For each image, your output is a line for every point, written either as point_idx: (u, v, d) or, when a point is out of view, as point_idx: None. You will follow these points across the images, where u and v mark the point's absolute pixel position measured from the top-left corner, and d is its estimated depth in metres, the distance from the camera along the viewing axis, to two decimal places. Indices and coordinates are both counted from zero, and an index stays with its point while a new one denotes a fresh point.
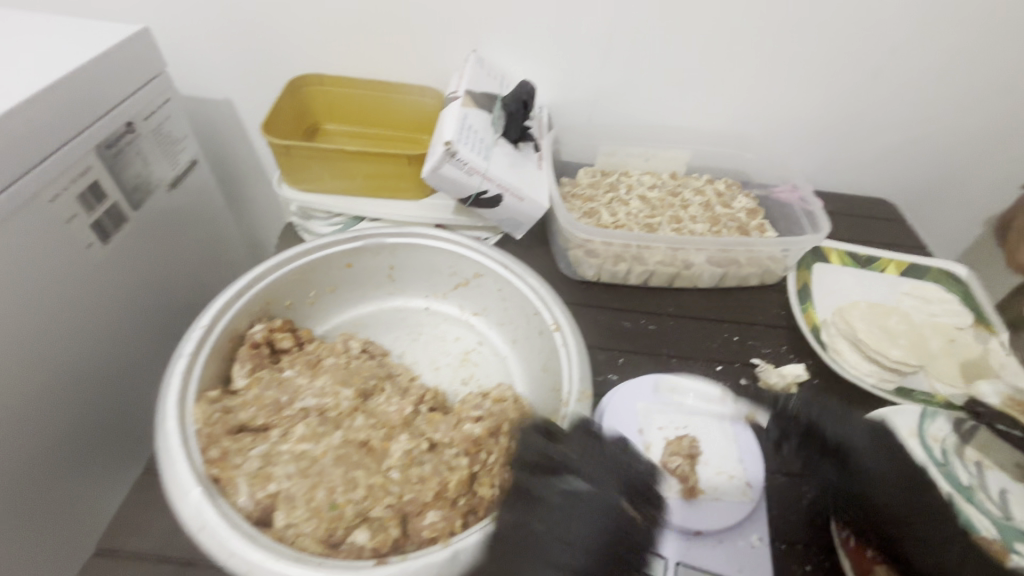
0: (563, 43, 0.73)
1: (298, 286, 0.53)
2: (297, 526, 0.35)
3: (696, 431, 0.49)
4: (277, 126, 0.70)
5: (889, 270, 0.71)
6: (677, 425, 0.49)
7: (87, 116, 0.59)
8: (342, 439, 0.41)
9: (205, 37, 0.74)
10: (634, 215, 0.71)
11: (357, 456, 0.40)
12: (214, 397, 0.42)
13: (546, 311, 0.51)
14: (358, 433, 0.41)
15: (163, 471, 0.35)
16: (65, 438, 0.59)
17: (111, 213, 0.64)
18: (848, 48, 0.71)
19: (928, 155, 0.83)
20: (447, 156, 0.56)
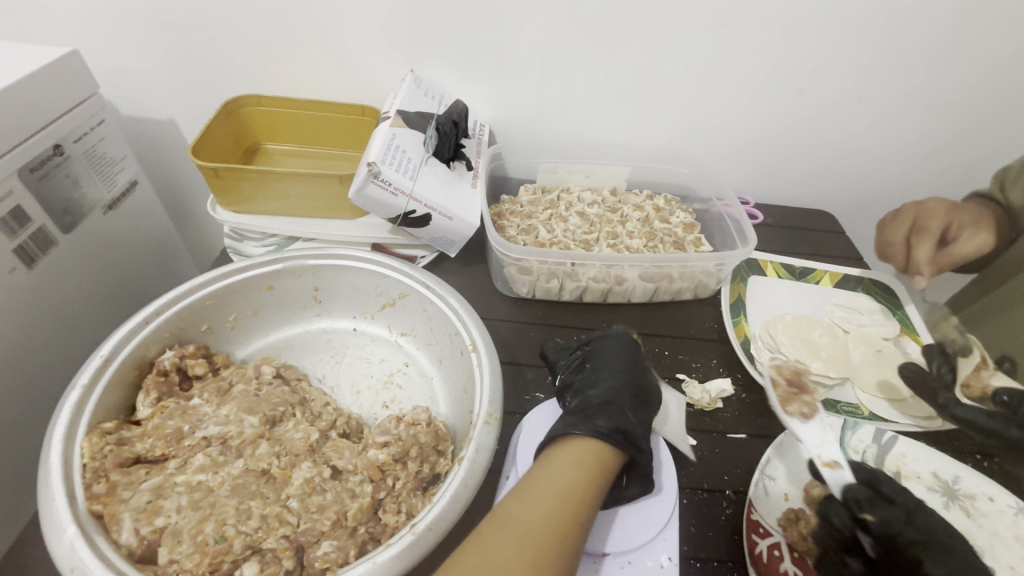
0: (501, 64, 0.74)
1: (216, 310, 0.52)
2: (182, 561, 0.34)
3: None
4: (211, 147, 0.70)
5: (822, 282, 0.73)
6: None
7: (9, 140, 0.58)
8: (242, 467, 0.40)
9: (144, 59, 0.74)
10: (571, 231, 0.72)
11: (255, 485, 0.39)
12: (110, 429, 0.41)
13: (465, 331, 0.51)
14: (260, 460, 0.41)
15: (42, 509, 0.34)
16: None
17: (37, 237, 0.63)
18: (779, 66, 0.73)
19: (865, 168, 0.85)
20: (370, 177, 0.56)
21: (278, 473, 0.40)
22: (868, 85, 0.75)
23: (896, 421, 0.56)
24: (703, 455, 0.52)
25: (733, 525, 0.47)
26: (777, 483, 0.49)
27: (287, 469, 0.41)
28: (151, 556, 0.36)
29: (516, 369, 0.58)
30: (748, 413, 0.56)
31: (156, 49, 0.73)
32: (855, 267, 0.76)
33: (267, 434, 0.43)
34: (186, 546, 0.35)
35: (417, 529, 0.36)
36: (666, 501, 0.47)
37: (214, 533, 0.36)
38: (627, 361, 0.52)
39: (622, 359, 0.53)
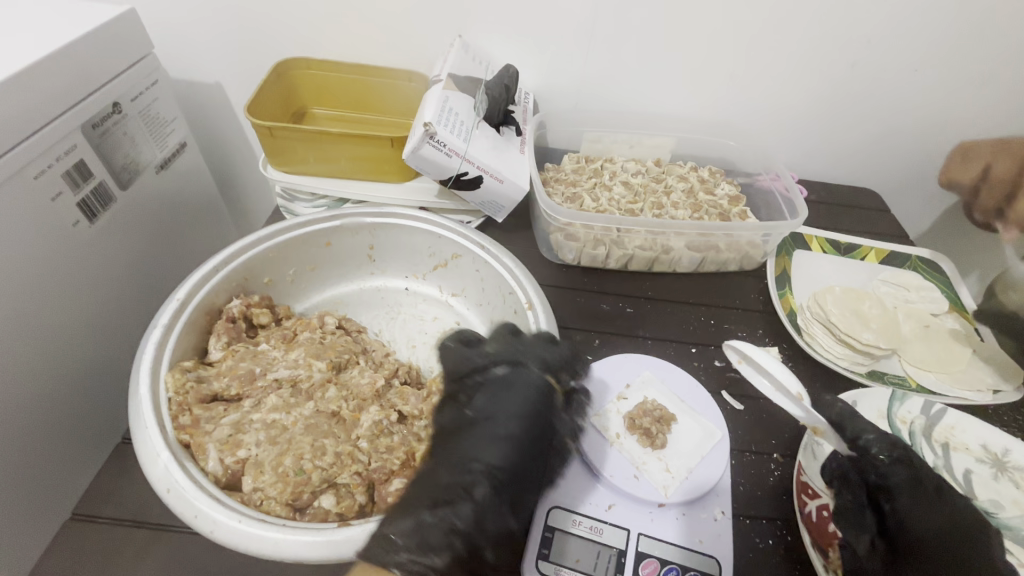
0: (547, 31, 0.73)
1: (277, 263, 0.54)
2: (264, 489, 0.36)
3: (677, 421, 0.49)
4: (262, 108, 0.71)
5: (868, 258, 0.72)
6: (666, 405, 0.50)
7: (73, 96, 0.60)
8: (312, 408, 0.42)
9: (196, 22, 0.75)
10: (616, 200, 0.72)
11: (327, 425, 0.41)
12: (188, 367, 0.43)
13: (520, 290, 0.51)
14: (326, 402, 0.43)
15: (135, 434, 0.37)
16: (55, 412, 0.59)
17: (98, 192, 0.65)
18: (834, 35, 0.71)
19: (913, 144, 0.83)
20: (426, 138, 0.57)
21: (347, 414, 0.42)
22: (924, 57, 0.73)
23: (946, 395, 0.56)
24: (751, 420, 0.52)
25: (782, 486, 0.48)
26: None
27: (355, 411, 0.42)
28: (235, 484, 0.38)
29: (564, 332, 0.59)
30: (795, 381, 0.56)
31: (207, 12, 0.74)
32: (902, 244, 0.75)
33: (334, 378, 0.45)
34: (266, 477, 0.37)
35: None
36: (721, 456, 0.47)
37: (293, 463, 0.38)
38: (521, 408, 0.39)
39: (516, 417, 0.39)
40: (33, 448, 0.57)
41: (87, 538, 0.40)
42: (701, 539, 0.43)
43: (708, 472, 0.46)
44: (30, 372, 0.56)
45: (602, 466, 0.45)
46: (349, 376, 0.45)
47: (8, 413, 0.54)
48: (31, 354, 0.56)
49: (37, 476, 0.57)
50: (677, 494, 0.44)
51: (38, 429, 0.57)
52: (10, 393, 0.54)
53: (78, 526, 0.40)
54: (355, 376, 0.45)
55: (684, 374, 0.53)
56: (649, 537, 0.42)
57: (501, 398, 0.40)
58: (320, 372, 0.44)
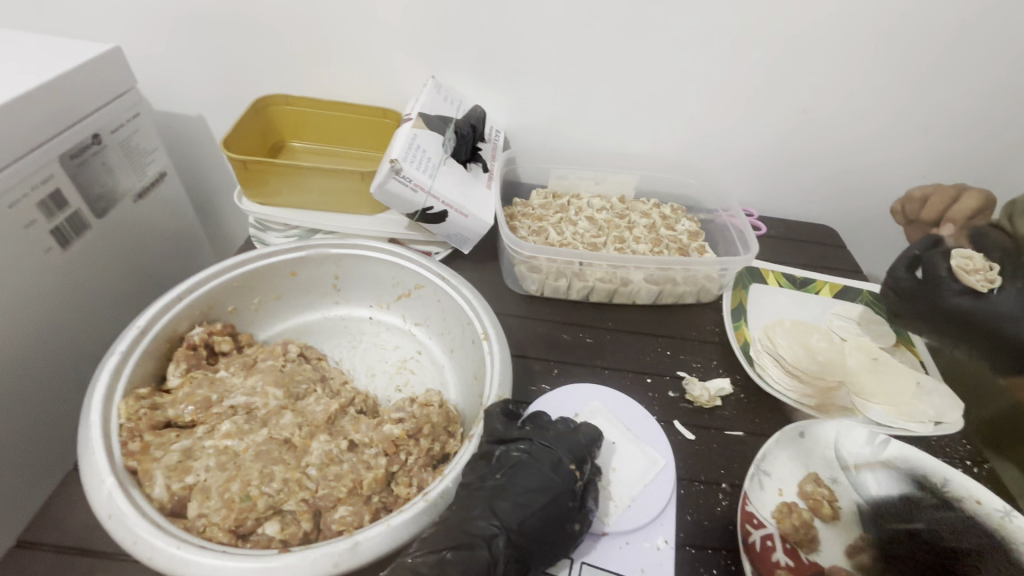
0: (514, 72, 0.77)
1: (242, 292, 0.55)
2: (465, 571, 0.35)
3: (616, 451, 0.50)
4: (240, 142, 0.73)
5: (823, 292, 0.75)
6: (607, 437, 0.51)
7: (52, 127, 0.62)
8: (526, 474, 0.41)
9: (180, 59, 0.78)
10: (580, 234, 0.74)
11: (551, 489, 0.40)
12: (143, 394, 0.43)
13: (478, 323, 0.53)
14: (526, 465, 0.41)
15: (82, 460, 0.37)
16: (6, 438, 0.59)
17: (72, 220, 0.67)
18: (782, 83, 0.77)
19: (865, 184, 0.88)
20: (392, 174, 0.59)
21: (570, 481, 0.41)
22: (868, 105, 0.78)
23: (893, 425, 0.58)
24: (701, 449, 0.54)
25: (727, 516, 0.49)
26: (772, 479, 0.52)
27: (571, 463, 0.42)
28: (180, 510, 0.38)
29: (523, 361, 0.60)
30: (746, 412, 0.58)
31: (194, 51, 0.77)
32: (854, 279, 0.78)
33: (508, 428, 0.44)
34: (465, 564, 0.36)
35: (428, 497, 0.39)
36: (663, 484, 0.47)
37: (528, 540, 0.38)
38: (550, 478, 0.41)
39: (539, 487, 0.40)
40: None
41: (30, 567, 0.39)
42: (643, 569, 0.43)
43: (648, 507, 0.46)
44: None
45: None
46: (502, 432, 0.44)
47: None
48: None
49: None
50: (608, 525, 0.45)
51: None
52: None
53: (21, 556, 0.40)
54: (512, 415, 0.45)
55: (624, 400, 0.54)
56: (592, 566, 0.43)
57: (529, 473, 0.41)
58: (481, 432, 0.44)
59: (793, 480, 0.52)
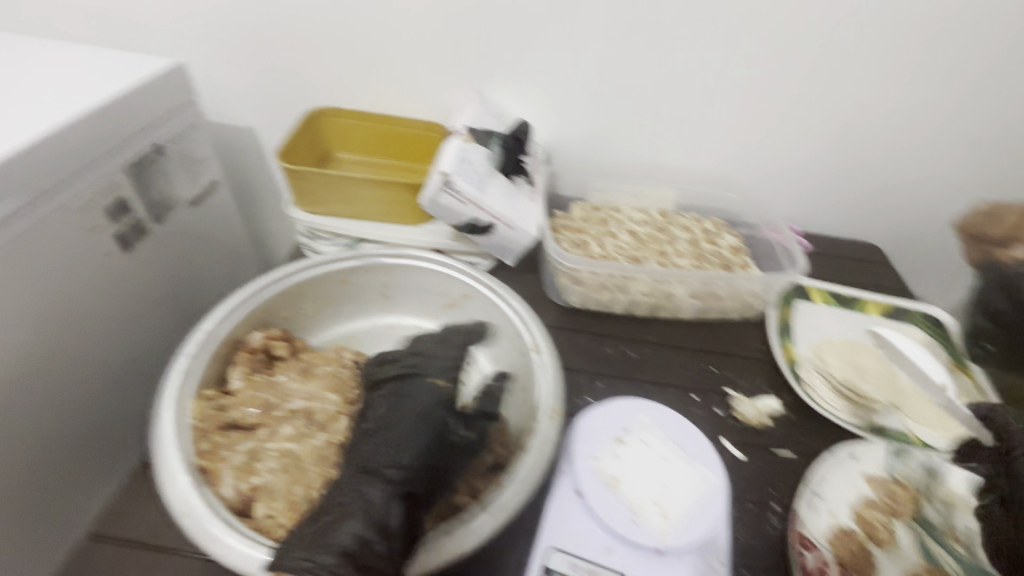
0: (556, 87, 0.79)
1: (298, 299, 0.57)
2: (339, 525, 0.35)
3: (670, 469, 0.48)
4: (291, 153, 0.76)
5: (870, 310, 0.73)
6: (659, 454, 0.49)
7: (119, 137, 0.65)
8: (397, 427, 0.41)
9: (235, 73, 0.82)
10: (622, 248, 0.75)
11: (418, 442, 0.40)
12: (210, 396, 0.45)
13: (528, 335, 0.54)
14: (400, 419, 0.41)
15: (156, 457, 0.39)
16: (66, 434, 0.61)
17: (134, 226, 0.70)
18: (826, 99, 0.76)
19: (912, 200, 0.86)
20: (443, 187, 0.61)
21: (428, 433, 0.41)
22: (916, 119, 0.77)
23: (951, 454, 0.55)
24: (750, 468, 0.54)
25: (779, 537, 0.49)
26: (825, 502, 0.51)
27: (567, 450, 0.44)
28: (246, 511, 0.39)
29: (568, 374, 0.61)
30: (795, 432, 0.57)
31: (248, 64, 0.81)
32: (903, 298, 0.76)
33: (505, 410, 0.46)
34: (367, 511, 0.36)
35: (488, 508, 0.40)
36: (717, 504, 0.46)
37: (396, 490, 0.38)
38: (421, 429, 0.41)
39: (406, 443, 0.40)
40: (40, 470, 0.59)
41: (102, 560, 0.41)
42: None
43: (704, 526, 0.45)
44: (49, 393, 0.59)
45: (602, 509, 0.45)
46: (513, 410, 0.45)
47: (23, 434, 0.56)
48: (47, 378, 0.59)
49: (40, 496, 0.59)
50: (661, 542, 0.44)
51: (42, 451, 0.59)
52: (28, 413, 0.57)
53: (93, 549, 0.42)
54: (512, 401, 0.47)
55: (674, 419, 0.52)
56: None
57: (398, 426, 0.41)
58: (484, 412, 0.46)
59: (846, 503, 0.51)
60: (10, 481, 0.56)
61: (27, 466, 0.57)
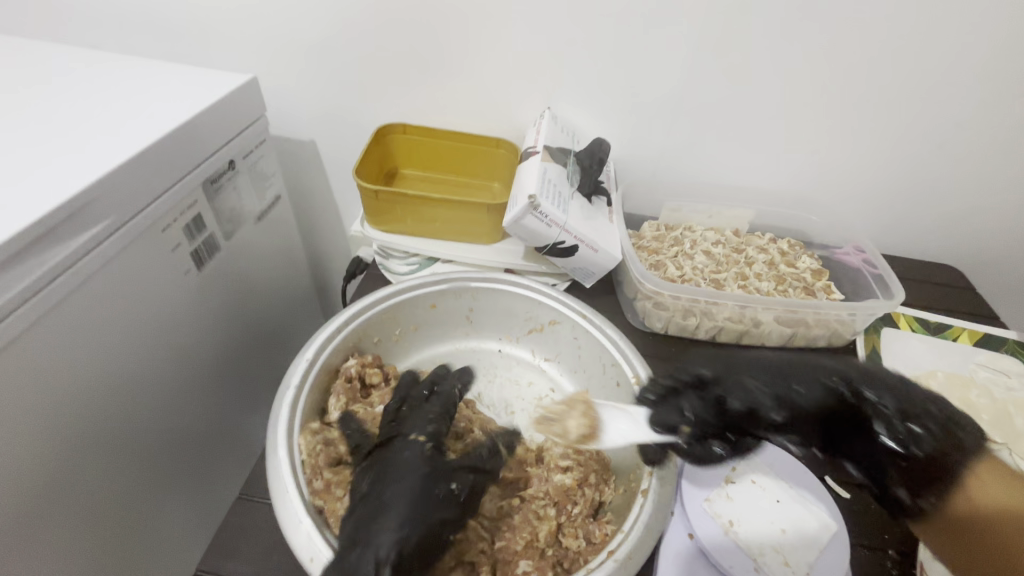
0: (631, 104, 0.77)
1: (386, 324, 0.55)
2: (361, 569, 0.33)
3: (785, 513, 0.46)
4: (363, 170, 0.75)
5: (961, 339, 0.70)
6: (773, 496, 0.47)
7: (201, 155, 0.65)
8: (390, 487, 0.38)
9: (303, 88, 0.81)
10: (699, 270, 0.72)
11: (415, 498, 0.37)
12: (316, 429, 0.44)
13: (630, 367, 0.51)
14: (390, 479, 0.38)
15: (276, 497, 0.37)
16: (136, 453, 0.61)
17: (208, 243, 0.70)
18: (914, 117, 0.73)
19: (998, 222, 0.82)
20: (529, 209, 0.59)
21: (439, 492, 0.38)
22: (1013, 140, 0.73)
23: None
24: (862, 510, 0.51)
25: None
26: None
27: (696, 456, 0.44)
28: None
29: None
30: None
31: (316, 80, 0.80)
32: (992, 326, 0.73)
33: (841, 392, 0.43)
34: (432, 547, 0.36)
35: (618, 558, 0.39)
36: (838, 553, 0.44)
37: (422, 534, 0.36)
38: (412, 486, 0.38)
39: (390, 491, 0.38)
40: (117, 482, 0.59)
41: None
42: None
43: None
44: (131, 409, 0.60)
45: (721, 558, 0.43)
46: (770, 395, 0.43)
47: (103, 446, 0.57)
48: (124, 398, 0.59)
49: (109, 512, 0.59)
50: None
51: (114, 469, 0.58)
52: (106, 432, 0.57)
53: None
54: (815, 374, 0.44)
55: (786, 456, 0.50)
56: None
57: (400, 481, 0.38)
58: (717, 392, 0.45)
59: None
60: (89, 494, 0.56)
61: (94, 485, 0.56)
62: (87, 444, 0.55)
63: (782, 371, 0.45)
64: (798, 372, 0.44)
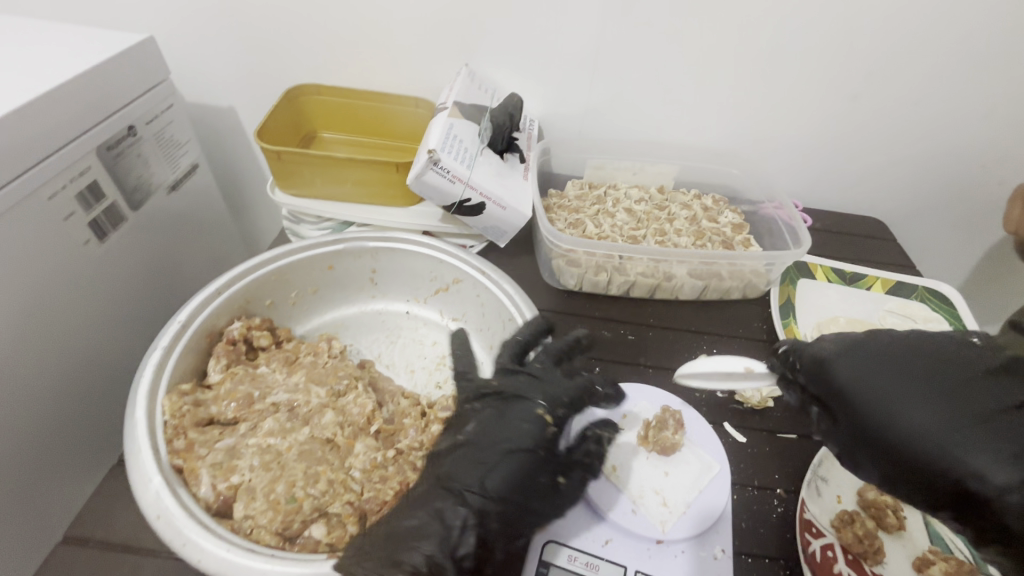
0: (547, 60, 0.75)
1: (279, 286, 0.55)
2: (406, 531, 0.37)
3: (672, 457, 0.47)
4: (273, 133, 0.73)
5: (874, 287, 0.71)
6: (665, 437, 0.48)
7: (90, 119, 0.61)
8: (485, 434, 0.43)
9: (211, 49, 0.77)
10: (618, 227, 0.72)
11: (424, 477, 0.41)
12: (186, 391, 0.43)
13: (521, 319, 0.52)
14: (488, 427, 0.43)
15: (128, 458, 0.37)
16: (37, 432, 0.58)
17: (110, 212, 0.66)
18: (833, 68, 0.72)
19: (921, 173, 0.83)
20: (429, 165, 0.57)
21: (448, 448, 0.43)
22: (932, 91, 0.73)
23: None
24: (752, 453, 0.52)
25: (785, 523, 0.47)
26: (830, 484, 0.49)
27: (549, 415, 0.44)
28: (226, 511, 0.38)
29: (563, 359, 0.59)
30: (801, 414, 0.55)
31: (222, 40, 0.76)
32: (908, 275, 0.74)
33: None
34: (433, 522, 0.38)
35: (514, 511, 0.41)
36: (720, 491, 0.45)
37: (502, 480, 0.40)
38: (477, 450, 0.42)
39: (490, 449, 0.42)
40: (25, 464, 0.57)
41: (79, 561, 0.40)
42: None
43: (704, 515, 0.43)
44: (35, 386, 0.57)
45: (601, 497, 0.43)
46: (962, 439, 0.34)
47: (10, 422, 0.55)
48: (23, 373, 0.56)
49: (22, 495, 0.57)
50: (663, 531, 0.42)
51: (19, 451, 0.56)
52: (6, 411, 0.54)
53: (70, 550, 0.41)
54: (994, 416, 0.35)
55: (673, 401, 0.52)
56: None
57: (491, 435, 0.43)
58: (873, 404, 0.38)
59: (852, 488, 0.49)
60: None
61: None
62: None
63: (958, 392, 0.36)
64: (963, 386, 0.36)
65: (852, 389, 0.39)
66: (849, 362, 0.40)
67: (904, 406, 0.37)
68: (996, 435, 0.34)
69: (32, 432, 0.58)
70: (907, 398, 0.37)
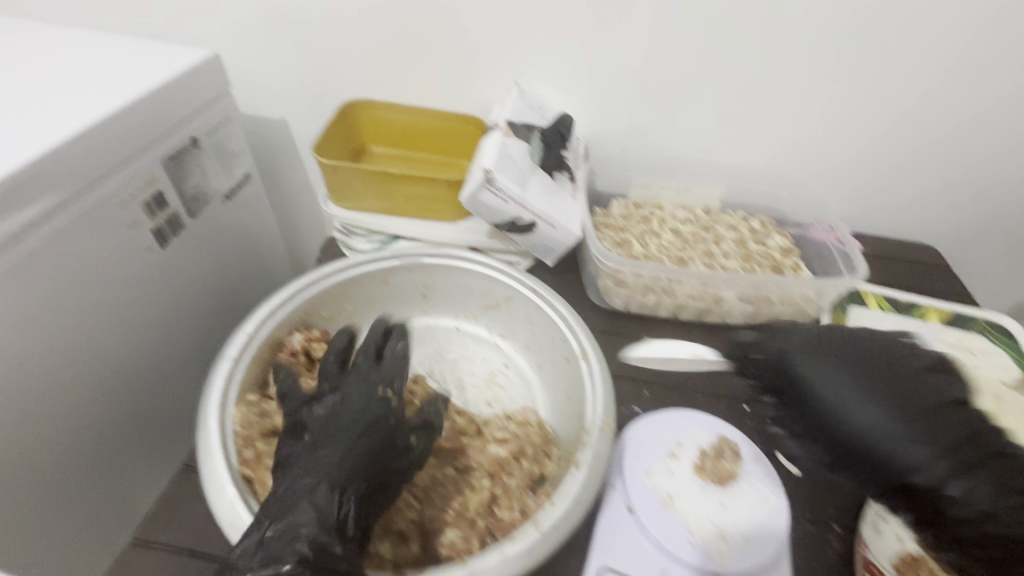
0: (596, 79, 0.75)
1: (336, 299, 0.56)
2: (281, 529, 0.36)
3: (728, 485, 0.46)
4: (327, 147, 0.75)
5: (930, 317, 0.69)
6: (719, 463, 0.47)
7: (158, 132, 0.64)
8: (333, 424, 0.43)
9: (268, 64, 0.80)
10: (665, 248, 0.72)
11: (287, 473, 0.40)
12: (252, 401, 0.46)
13: (574, 340, 0.53)
14: (332, 417, 0.43)
15: (203, 467, 0.40)
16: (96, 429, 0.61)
17: (171, 222, 0.69)
18: (885, 91, 0.71)
19: (977, 199, 0.80)
20: (485, 184, 0.58)
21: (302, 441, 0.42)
22: (990, 116, 0.71)
23: None
24: (808, 486, 0.51)
25: (842, 561, 0.46)
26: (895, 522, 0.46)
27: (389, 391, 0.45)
28: None
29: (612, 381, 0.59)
30: None
31: (279, 56, 0.79)
32: (965, 306, 0.72)
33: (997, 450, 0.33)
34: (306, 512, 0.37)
35: (541, 528, 0.40)
36: (779, 525, 0.44)
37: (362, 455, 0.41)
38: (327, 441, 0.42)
39: (341, 439, 0.41)
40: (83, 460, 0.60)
41: (151, 562, 0.42)
42: None
43: (766, 549, 0.43)
44: (95, 384, 0.60)
45: (659, 530, 0.43)
46: (898, 438, 0.34)
47: (73, 420, 0.58)
48: (86, 374, 0.58)
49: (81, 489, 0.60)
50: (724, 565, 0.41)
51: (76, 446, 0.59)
52: (68, 410, 0.57)
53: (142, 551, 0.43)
54: (976, 433, 0.33)
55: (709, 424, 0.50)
56: None
57: (339, 420, 0.43)
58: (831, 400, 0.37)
59: None
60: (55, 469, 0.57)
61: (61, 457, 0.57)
62: (49, 415, 0.55)
63: (907, 397, 0.35)
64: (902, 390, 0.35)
65: (811, 379, 0.38)
66: (808, 356, 0.39)
67: (844, 403, 0.36)
68: (950, 440, 0.33)
69: (91, 429, 0.60)
70: (854, 396, 0.36)
